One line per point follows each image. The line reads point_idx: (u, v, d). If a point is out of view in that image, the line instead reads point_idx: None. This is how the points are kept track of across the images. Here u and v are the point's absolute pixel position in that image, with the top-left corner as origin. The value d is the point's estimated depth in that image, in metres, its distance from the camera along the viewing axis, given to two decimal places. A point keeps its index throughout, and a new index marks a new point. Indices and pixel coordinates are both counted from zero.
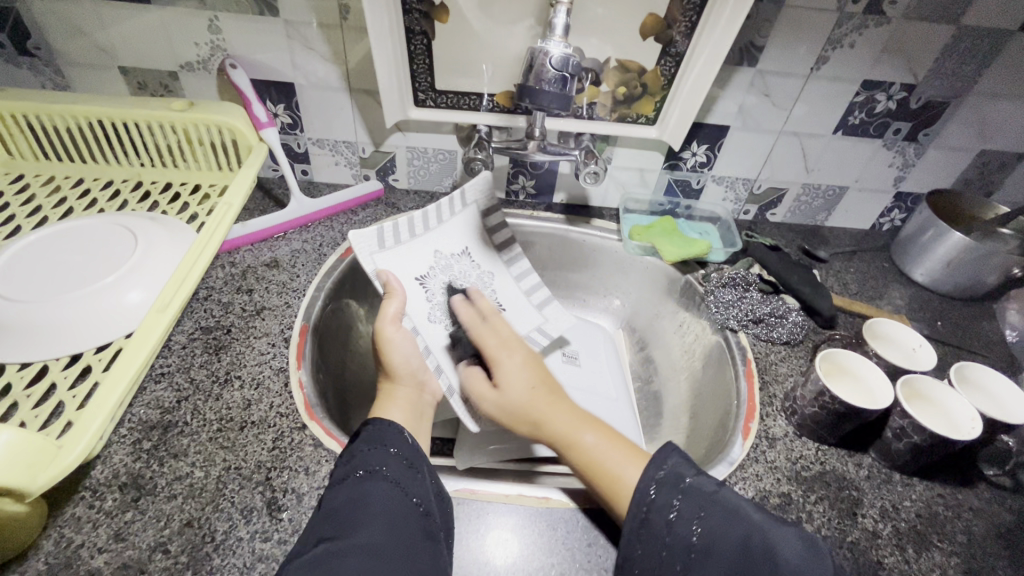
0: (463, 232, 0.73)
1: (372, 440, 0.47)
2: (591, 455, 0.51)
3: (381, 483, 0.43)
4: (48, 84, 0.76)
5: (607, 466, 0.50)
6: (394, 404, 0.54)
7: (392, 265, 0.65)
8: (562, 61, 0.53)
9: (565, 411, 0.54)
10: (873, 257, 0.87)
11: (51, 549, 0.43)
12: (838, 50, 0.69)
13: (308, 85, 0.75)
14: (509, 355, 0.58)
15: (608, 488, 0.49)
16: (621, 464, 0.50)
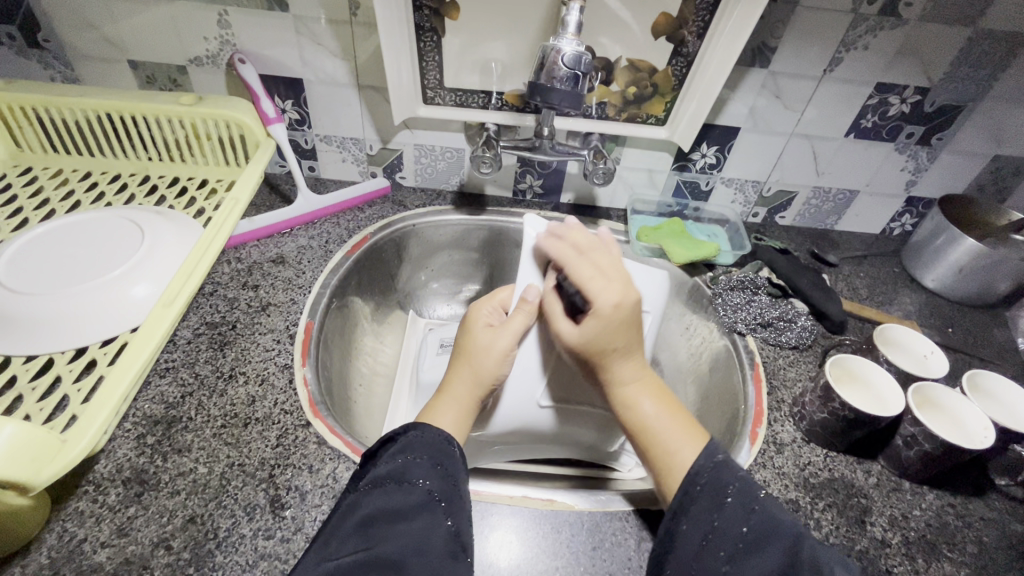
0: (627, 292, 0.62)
1: (416, 448, 0.45)
2: (649, 422, 0.48)
3: (415, 493, 0.42)
4: (57, 77, 0.76)
5: (663, 442, 0.47)
6: (451, 406, 0.51)
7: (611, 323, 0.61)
8: (574, 58, 0.51)
9: (636, 363, 0.51)
10: (883, 262, 0.86)
11: (54, 543, 0.43)
12: (852, 52, 0.68)
13: (317, 81, 0.75)
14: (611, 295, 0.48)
15: (663, 462, 0.46)
16: (679, 442, 0.47)
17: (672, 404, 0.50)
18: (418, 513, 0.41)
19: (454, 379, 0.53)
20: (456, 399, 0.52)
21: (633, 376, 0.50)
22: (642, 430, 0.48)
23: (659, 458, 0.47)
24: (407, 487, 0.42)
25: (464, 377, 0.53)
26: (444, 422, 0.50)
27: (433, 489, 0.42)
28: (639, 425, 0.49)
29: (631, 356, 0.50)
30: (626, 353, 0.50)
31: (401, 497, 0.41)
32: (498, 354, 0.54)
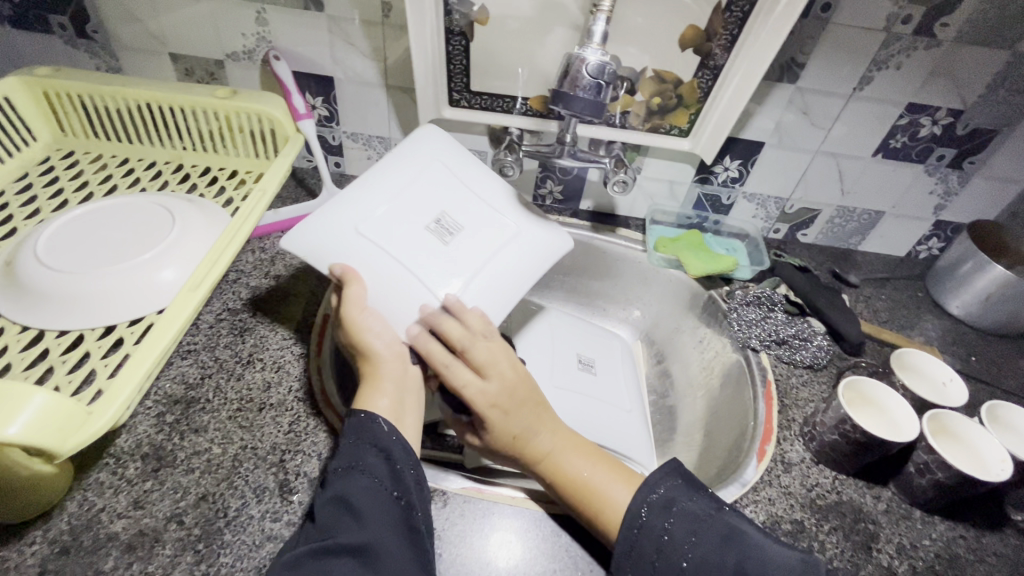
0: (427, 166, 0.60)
1: (356, 432, 0.47)
2: (582, 480, 0.50)
3: (360, 478, 0.44)
4: (102, 65, 0.79)
5: (596, 487, 0.50)
6: (379, 392, 0.49)
7: (397, 205, 0.57)
8: (598, 68, 0.52)
9: (549, 431, 0.53)
10: (907, 285, 0.84)
11: (74, 510, 0.45)
12: (883, 71, 0.68)
13: (347, 79, 0.76)
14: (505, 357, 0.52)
15: (595, 513, 0.48)
16: (609, 485, 0.50)
17: (602, 459, 0.52)
18: (369, 497, 0.43)
19: (371, 368, 0.51)
20: (382, 380, 0.50)
21: (553, 444, 0.52)
22: (578, 490, 0.50)
23: (593, 512, 0.48)
24: (358, 474, 0.44)
25: (391, 364, 0.51)
26: (381, 401, 0.49)
27: (378, 472, 0.45)
28: (565, 485, 0.50)
29: (546, 427, 0.53)
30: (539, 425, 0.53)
31: (351, 483, 0.44)
32: (384, 335, 0.52)
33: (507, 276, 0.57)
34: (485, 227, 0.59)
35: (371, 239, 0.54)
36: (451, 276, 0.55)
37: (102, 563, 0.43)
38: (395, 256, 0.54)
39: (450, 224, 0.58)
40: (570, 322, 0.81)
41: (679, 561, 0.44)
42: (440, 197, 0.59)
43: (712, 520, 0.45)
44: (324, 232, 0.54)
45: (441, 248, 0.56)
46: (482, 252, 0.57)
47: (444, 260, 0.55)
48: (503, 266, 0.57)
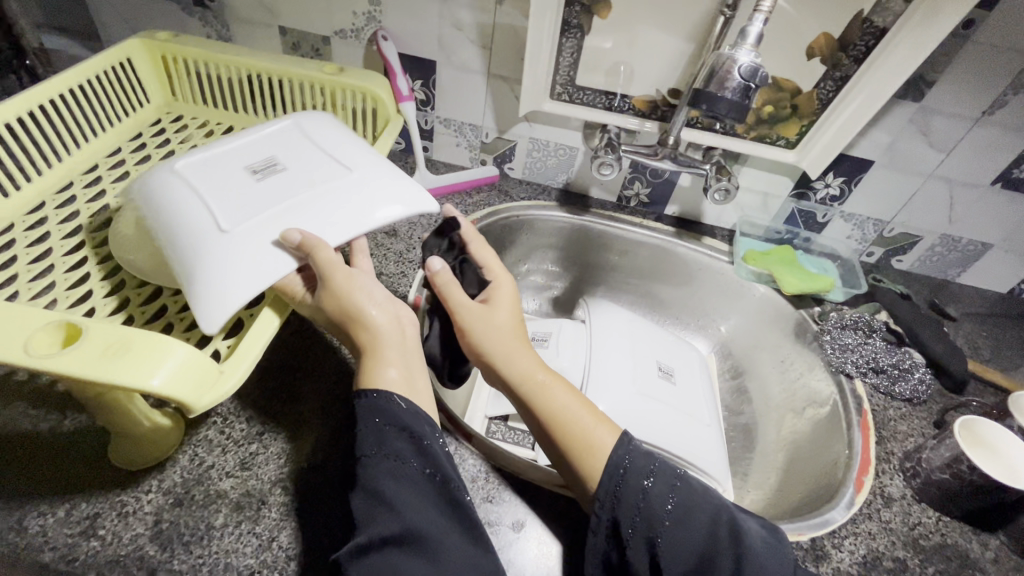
0: (215, 153, 0.52)
1: (368, 413, 0.43)
2: (566, 412, 0.48)
3: (386, 462, 0.41)
4: (213, 34, 0.81)
5: (581, 426, 0.47)
6: (371, 361, 0.47)
7: (217, 189, 0.49)
8: (751, 70, 0.50)
9: (535, 358, 0.52)
10: (1008, 324, 0.79)
11: (185, 464, 0.47)
12: (1019, 96, 0.64)
13: (449, 65, 0.76)
14: (508, 285, 0.57)
15: (580, 442, 0.46)
16: (595, 424, 0.48)
17: (588, 400, 0.50)
18: (399, 481, 0.41)
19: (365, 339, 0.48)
20: (387, 359, 0.47)
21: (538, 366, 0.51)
22: (559, 418, 0.48)
23: (578, 447, 0.46)
24: (384, 459, 0.41)
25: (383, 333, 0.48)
26: (391, 371, 0.46)
27: (401, 449, 0.42)
28: (551, 412, 0.49)
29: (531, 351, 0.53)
30: (520, 351, 0.52)
31: (377, 469, 0.41)
32: (377, 302, 0.48)
33: (314, 146, 0.56)
34: (239, 143, 0.54)
35: (246, 221, 0.47)
36: (245, 214, 0.47)
37: (213, 519, 0.44)
38: (297, 205, 0.49)
39: (259, 165, 0.52)
40: (650, 328, 0.79)
41: (665, 504, 0.42)
42: (259, 151, 0.54)
43: (685, 479, 0.44)
44: (212, 258, 0.44)
45: (289, 175, 0.52)
46: (288, 152, 0.54)
47: (237, 201, 0.48)
48: (321, 141, 0.57)
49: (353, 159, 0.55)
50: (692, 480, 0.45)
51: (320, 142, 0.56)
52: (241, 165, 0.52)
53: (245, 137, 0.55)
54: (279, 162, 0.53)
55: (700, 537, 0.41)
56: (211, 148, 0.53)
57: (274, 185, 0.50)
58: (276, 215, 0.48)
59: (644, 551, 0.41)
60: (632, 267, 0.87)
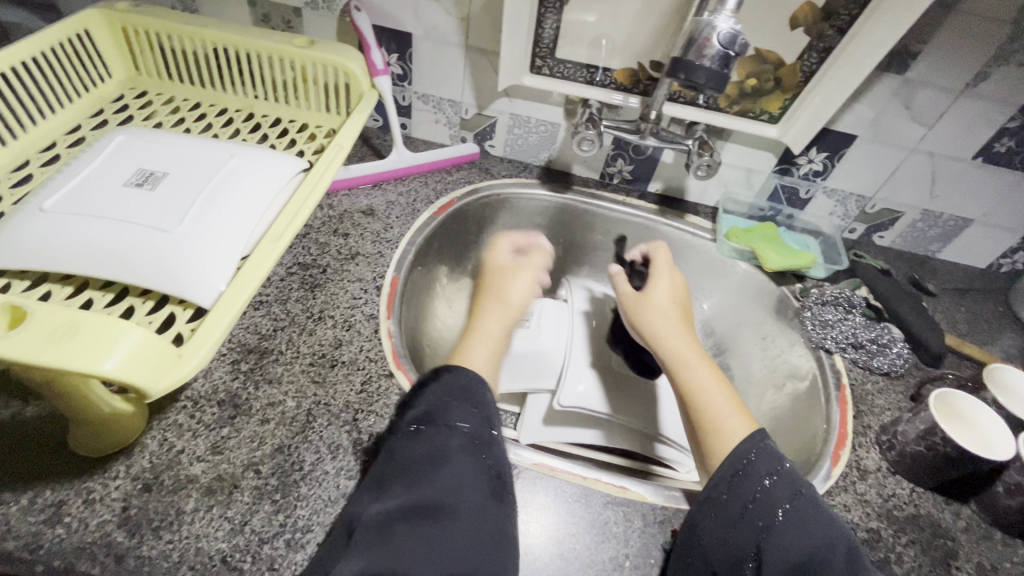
0: (83, 183, 0.53)
1: (444, 393, 0.46)
2: (703, 393, 0.52)
3: (440, 435, 0.43)
4: (178, 5, 0.78)
5: (716, 411, 0.50)
6: (483, 344, 0.54)
7: (112, 205, 0.51)
8: (730, 38, 0.48)
9: (687, 343, 0.57)
10: (986, 299, 0.80)
11: (154, 449, 0.46)
12: (1003, 67, 0.63)
13: (425, 37, 0.74)
14: (668, 284, 0.63)
15: (707, 421, 0.49)
16: (730, 414, 0.49)
17: (733, 390, 0.52)
18: (442, 457, 0.42)
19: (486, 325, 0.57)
20: (478, 343, 0.54)
21: (691, 352, 0.56)
22: (701, 401, 0.51)
23: (710, 431, 0.49)
24: (430, 435, 0.43)
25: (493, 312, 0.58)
26: (478, 363, 0.52)
27: (459, 430, 0.44)
28: (687, 387, 0.52)
29: (689, 338, 0.58)
30: (689, 344, 0.56)
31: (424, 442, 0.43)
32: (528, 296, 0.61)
33: (174, 150, 0.58)
34: (100, 169, 0.54)
35: (162, 216, 0.51)
36: (166, 220, 0.50)
37: (182, 504, 0.43)
38: (203, 196, 0.53)
39: (137, 177, 0.54)
40: None
41: (776, 511, 0.41)
42: (131, 167, 0.55)
43: (808, 493, 0.42)
44: (159, 259, 0.48)
45: (175, 178, 0.55)
46: (154, 159, 0.56)
47: (146, 213, 0.51)
48: (200, 144, 0.59)
49: (236, 152, 0.59)
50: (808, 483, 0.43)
51: (173, 145, 0.58)
52: (119, 184, 0.53)
53: (95, 162, 0.55)
54: (159, 171, 0.55)
55: (812, 555, 0.39)
56: (67, 185, 0.52)
57: (170, 189, 0.53)
58: (192, 214, 0.51)
59: (750, 536, 0.41)
60: (616, 246, 0.86)
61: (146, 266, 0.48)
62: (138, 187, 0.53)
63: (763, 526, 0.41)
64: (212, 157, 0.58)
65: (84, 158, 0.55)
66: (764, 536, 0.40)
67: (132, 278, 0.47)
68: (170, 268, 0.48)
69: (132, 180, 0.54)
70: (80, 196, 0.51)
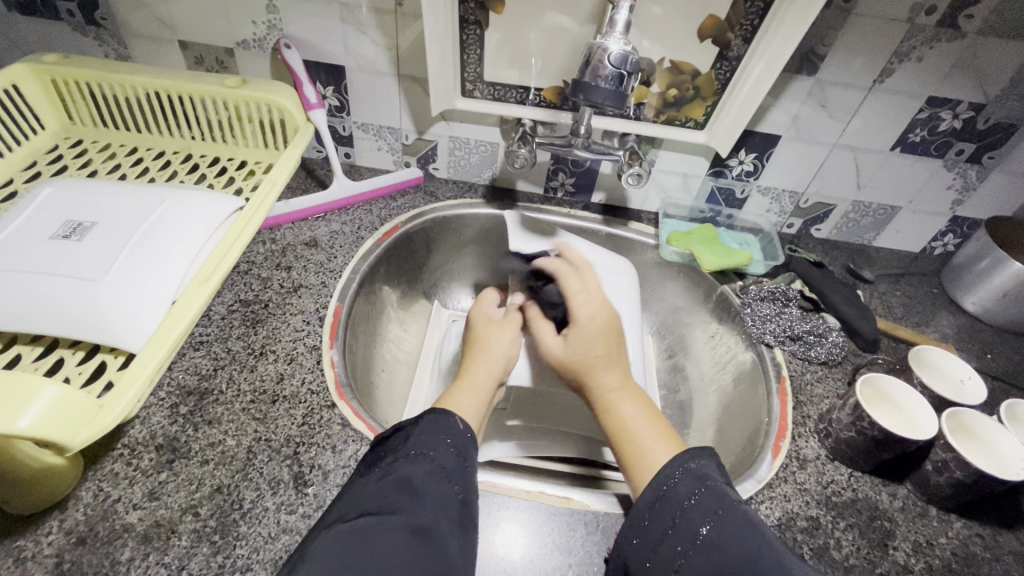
0: (10, 240, 0.53)
1: (441, 426, 0.47)
2: (629, 423, 0.52)
3: (425, 463, 0.44)
4: (111, 53, 0.78)
5: (641, 442, 0.51)
6: (470, 391, 0.55)
7: (38, 260, 0.51)
8: (621, 57, 0.51)
9: (617, 374, 0.56)
10: (922, 282, 0.83)
11: (88, 501, 0.45)
12: (904, 63, 0.66)
13: (358, 69, 0.76)
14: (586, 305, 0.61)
15: (634, 455, 0.50)
16: (653, 442, 0.50)
17: (652, 411, 0.54)
18: (421, 481, 0.42)
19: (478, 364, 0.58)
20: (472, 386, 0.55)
21: (616, 384, 0.56)
22: (621, 431, 0.52)
23: (635, 463, 0.49)
24: (415, 459, 0.44)
25: (479, 363, 0.58)
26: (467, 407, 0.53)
27: (447, 465, 0.44)
28: (617, 427, 0.53)
29: (612, 363, 0.57)
30: (607, 370, 0.56)
31: (407, 465, 0.43)
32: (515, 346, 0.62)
33: (102, 198, 0.58)
34: (29, 223, 0.55)
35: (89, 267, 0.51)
36: (92, 269, 0.51)
37: (118, 554, 0.43)
38: (132, 243, 0.53)
39: (66, 229, 0.54)
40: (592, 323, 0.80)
41: (697, 529, 0.40)
42: (60, 219, 0.55)
43: (730, 511, 0.41)
44: (84, 308, 0.48)
45: (104, 227, 0.55)
46: (84, 210, 0.57)
47: (72, 264, 0.51)
48: (131, 191, 0.60)
49: (168, 196, 0.59)
50: (732, 490, 0.43)
51: (104, 194, 0.59)
52: (46, 237, 0.53)
53: (21, 216, 0.55)
54: (88, 221, 0.55)
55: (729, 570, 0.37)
56: None
57: (100, 239, 0.54)
58: (120, 262, 0.51)
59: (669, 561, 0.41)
60: None
61: (72, 317, 0.48)
62: (65, 240, 0.53)
63: (683, 550, 0.40)
64: (143, 202, 0.58)
65: (11, 213, 0.55)
66: (683, 561, 0.40)
67: (58, 331, 0.47)
68: (95, 317, 0.48)
69: (61, 232, 0.54)
70: (7, 252, 0.51)
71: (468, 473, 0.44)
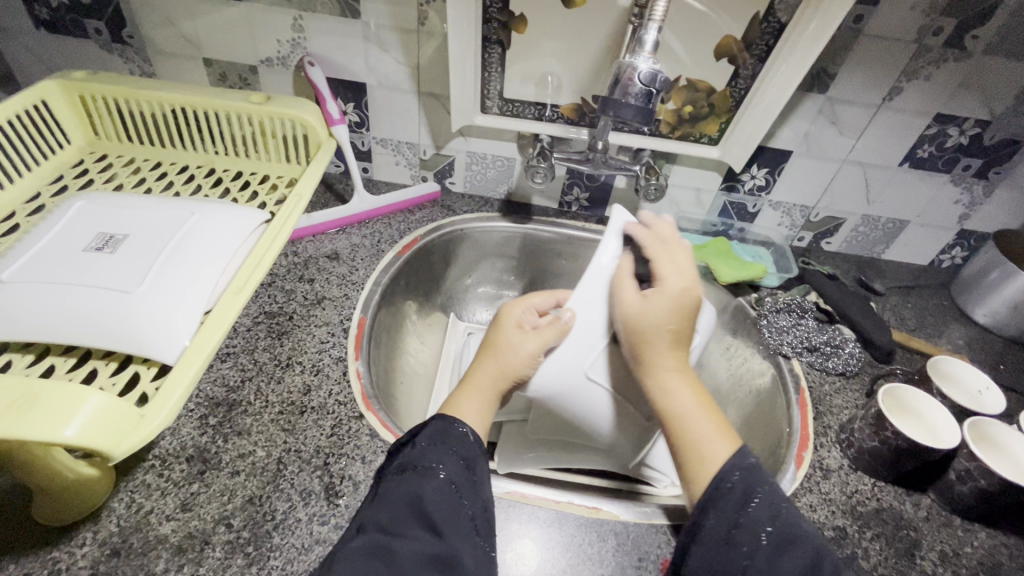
0: (44, 252, 0.53)
1: (434, 436, 0.45)
2: (686, 414, 0.49)
3: (435, 480, 0.42)
4: (136, 70, 0.80)
5: (697, 439, 0.47)
6: (473, 394, 0.51)
7: (71, 273, 0.51)
8: (650, 76, 0.53)
9: (676, 358, 0.52)
10: (931, 294, 0.85)
11: (121, 512, 0.45)
12: (912, 82, 0.68)
13: (379, 86, 0.77)
14: (676, 280, 0.53)
15: (690, 456, 0.47)
16: (713, 438, 0.47)
17: (710, 405, 0.49)
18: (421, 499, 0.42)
19: (476, 370, 0.53)
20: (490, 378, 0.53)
21: (675, 370, 0.51)
22: (676, 420, 0.49)
23: (690, 455, 0.47)
24: (408, 472, 0.43)
25: (486, 369, 0.53)
26: (467, 414, 0.49)
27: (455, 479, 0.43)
28: (672, 418, 0.49)
29: (675, 349, 0.52)
30: (662, 354, 0.52)
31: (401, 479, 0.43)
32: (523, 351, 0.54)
33: (133, 211, 0.59)
34: (61, 236, 0.55)
35: (121, 279, 0.51)
36: (127, 280, 0.51)
37: (152, 565, 0.43)
38: (164, 256, 0.54)
39: (100, 241, 0.55)
40: None
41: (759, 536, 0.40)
42: (91, 232, 0.56)
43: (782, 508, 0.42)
44: (119, 318, 0.48)
45: (137, 239, 0.56)
46: (115, 224, 0.57)
47: (106, 275, 0.52)
48: (159, 204, 0.61)
49: (197, 209, 0.60)
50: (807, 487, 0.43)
51: (133, 207, 0.60)
52: (79, 249, 0.54)
53: (53, 228, 0.56)
54: (120, 233, 0.56)
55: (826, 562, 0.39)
56: (28, 253, 0.53)
57: (132, 252, 0.54)
58: (152, 273, 0.52)
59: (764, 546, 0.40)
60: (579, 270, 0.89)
61: (105, 329, 0.48)
62: (97, 252, 0.54)
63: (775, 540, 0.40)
64: (172, 216, 0.59)
65: (44, 226, 0.56)
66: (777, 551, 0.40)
67: (91, 342, 0.47)
68: (132, 327, 0.48)
69: (94, 245, 0.55)
70: (42, 265, 0.52)
71: (477, 486, 0.44)
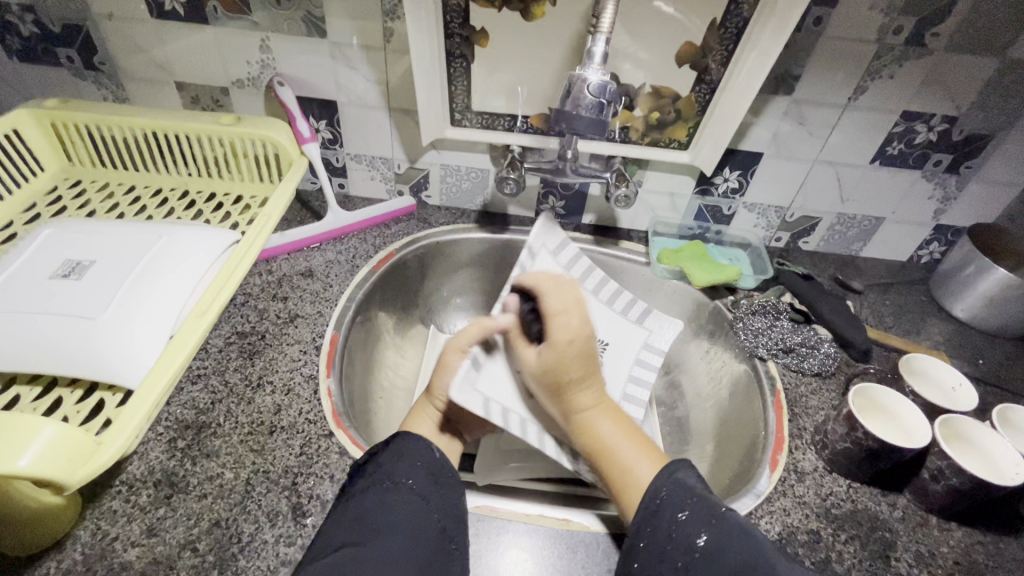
0: (10, 281, 0.54)
1: (400, 453, 0.48)
2: (609, 443, 0.52)
3: (403, 492, 0.46)
4: (109, 96, 0.80)
5: (623, 462, 0.50)
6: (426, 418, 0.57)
7: (37, 301, 0.52)
8: (599, 87, 0.54)
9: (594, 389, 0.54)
10: (909, 290, 0.84)
11: (87, 539, 0.45)
12: (877, 81, 0.69)
13: (349, 102, 0.78)
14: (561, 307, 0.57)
15: (621, 476, 0.50)
16: (637, 459, 0.50)
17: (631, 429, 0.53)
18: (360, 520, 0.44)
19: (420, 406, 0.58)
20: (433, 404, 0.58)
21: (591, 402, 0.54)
22: (602, 452, 0.52)
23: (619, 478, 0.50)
24: (384, 489, 0.46)
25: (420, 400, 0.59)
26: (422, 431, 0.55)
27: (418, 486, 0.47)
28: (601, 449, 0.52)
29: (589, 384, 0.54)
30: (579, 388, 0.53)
31: (379, 497, 0.45)
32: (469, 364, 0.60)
33: (101, 237, 0.59)
34: (28, 264, 0.56)
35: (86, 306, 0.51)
36: (92, 306, 0.51)
37: None
38: (129, 281, 0.54)
39: (67, 268, 0.55)
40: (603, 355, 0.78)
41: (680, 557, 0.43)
42: (58, 259, 0.56)
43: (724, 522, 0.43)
44: (82, 345, 0.49)
45: (103, 265, 0.56)
46: (82, 250, 0.58)
47: (71, 302, 0.52)
48: (127, 229, 0.61)
49: (165, 233, 0.60)
50: (714, 497, 0.46)
51: (102, 233, 0.60)
52: (44, 277, 0.54)
53: (20, 257, 0.56)
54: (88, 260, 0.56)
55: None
56: None
57: (98, 278, 0.54)
58: (117, 298, 0.52)
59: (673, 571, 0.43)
60: None
61: (68, 356, 0.48)
62: (62, 280, 0.54)
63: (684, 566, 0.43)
64: (140, 240, 0.59)
65: (12, 255, 0.56)
66: None
67: (53, 371, 0.47)
68: (96, 354, 0.48)
69: (60, 273, 0.55)
70: (8, 294, 0.52)
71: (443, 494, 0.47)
